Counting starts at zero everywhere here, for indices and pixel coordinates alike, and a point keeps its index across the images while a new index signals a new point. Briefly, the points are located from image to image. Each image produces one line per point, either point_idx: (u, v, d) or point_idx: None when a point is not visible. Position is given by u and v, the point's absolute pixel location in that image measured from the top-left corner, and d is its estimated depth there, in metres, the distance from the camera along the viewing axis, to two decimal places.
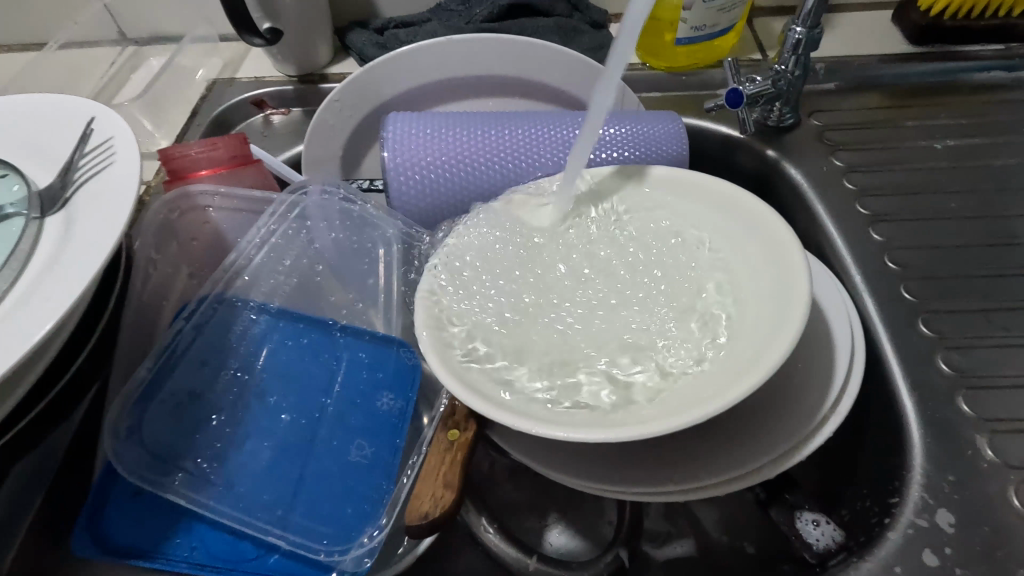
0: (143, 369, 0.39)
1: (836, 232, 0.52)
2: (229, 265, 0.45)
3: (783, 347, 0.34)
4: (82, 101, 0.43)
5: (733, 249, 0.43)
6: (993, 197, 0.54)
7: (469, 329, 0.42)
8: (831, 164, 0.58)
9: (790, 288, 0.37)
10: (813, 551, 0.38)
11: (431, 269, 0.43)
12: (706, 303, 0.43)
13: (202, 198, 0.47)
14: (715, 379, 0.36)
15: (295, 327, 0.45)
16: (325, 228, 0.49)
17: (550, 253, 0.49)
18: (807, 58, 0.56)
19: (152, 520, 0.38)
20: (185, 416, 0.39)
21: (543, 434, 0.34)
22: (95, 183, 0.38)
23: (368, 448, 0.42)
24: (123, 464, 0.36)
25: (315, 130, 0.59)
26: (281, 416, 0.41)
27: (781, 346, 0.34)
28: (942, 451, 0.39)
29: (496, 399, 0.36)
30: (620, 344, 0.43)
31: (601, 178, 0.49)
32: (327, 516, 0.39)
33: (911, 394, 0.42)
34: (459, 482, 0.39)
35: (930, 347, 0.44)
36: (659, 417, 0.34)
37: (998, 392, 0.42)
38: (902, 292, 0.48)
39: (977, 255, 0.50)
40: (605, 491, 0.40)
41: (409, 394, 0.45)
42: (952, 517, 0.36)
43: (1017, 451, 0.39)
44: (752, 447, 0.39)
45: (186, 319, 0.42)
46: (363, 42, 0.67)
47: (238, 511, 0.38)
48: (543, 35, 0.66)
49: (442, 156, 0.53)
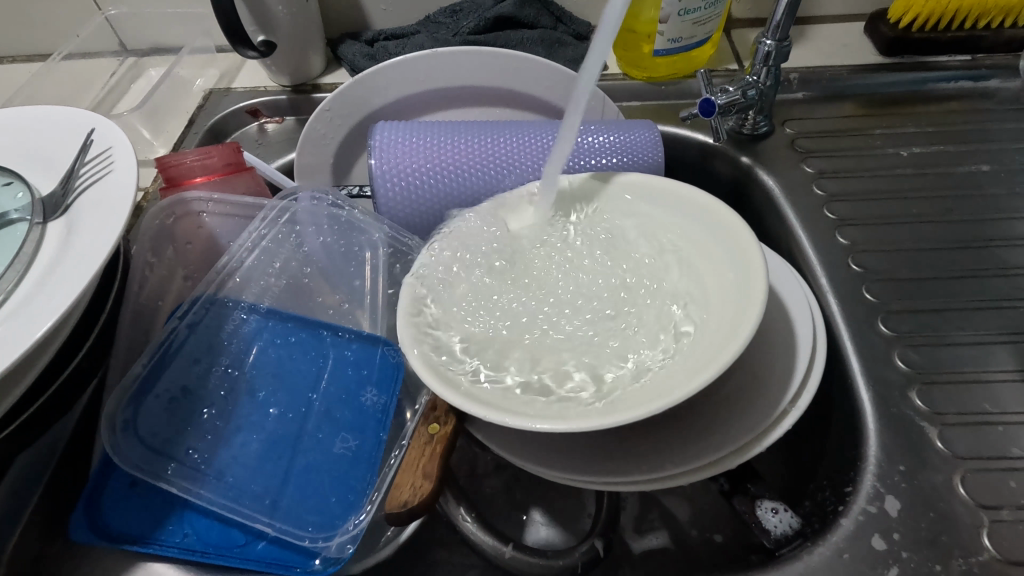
0: (139, 366, 0.41)
1: (804, 236, 0.55)
2: (222, 267, 0.47)
3: (739, 342, 0.36)
4: (84, 112, 0.45)
5: (700, 251, 0.46)
6: (954, 202, 0.56)
7: (449, 328, 0.44)
8: (801, 170, 0.60)
9: (749, 286, 0.39)
10: (772, 538, 0.40)
11: (414, 271, 0.46)
12: (675, 303, 0.45)
13: (196, 204, 0.49)
14: (677, 372, 0.39)
15: (284, 326, 0.47)
16: (314, 232, 0.51)
17: (530, 259, 0.51)
18: (778, 69, 0.59)
19: (145, 508, 0.40)
20: (178, 410, 0.41)
21: (513, 425, 0.36)
22: (95, 190, 0.40)
23: (352, 441, 0.44)
24: (118, 455, 0.38)
25: (307, 138, 0.62)
26: (270, 411, 0.44)
27: (737, 341, 0.36)
28: (895, 442, 0.41)
29: (471, 393, 0.38)
30: (592, 343, 0.45)
31: (578, 184, 0.52)
32: (312, 505, 0.41)
33: (869, 389, 0.44)
34: (438, 473, 0.41)
35: (888, 345, 0.46)
36: (623, 408, 0.36)
37: (950, 387, 0.44)
38: (864, 293, 0.50)
39: (937, 258, 0.52)
40: (577, 481, 0.42)
41: (393, 391, 0.47)
42: (900, 504, 0.38)
43: (965, 442, 0.41)
44: (714, 439, 0.41)
45: (179, 319, 0.44)
46: (354, 54, 0.69)
47: (228, 500, 0.40)
48: (527, 47, 0.68)
49: (427, 164, 0.56)
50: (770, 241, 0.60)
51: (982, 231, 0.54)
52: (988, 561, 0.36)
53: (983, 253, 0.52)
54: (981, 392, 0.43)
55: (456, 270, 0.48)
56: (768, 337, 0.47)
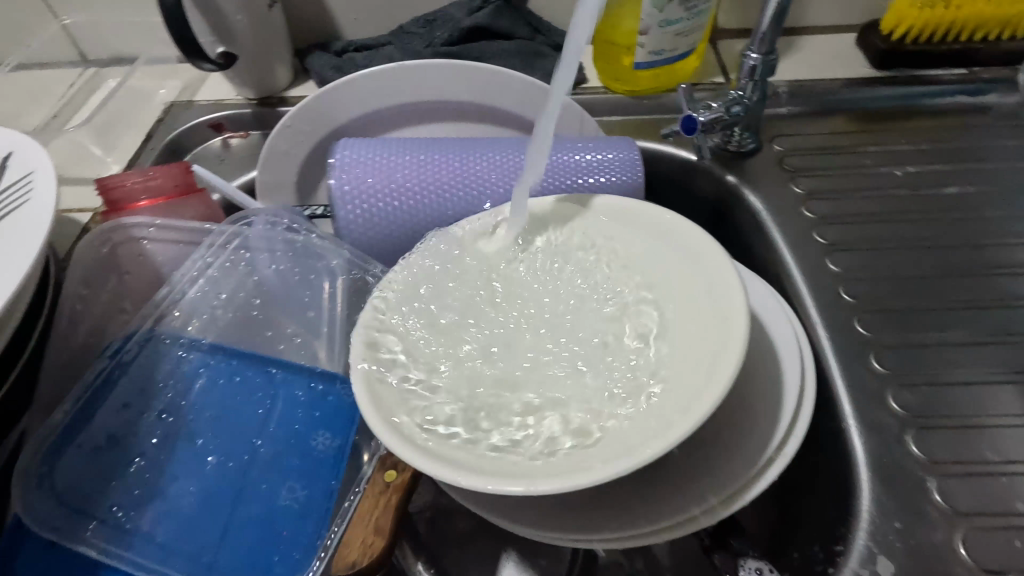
0: (61, 412, 0.38)
1: (792, 262, 0.51)
2: (160, 299, 0.44)
3: (718, 392, 0.33)
4: (5, 132, 0.42)
5: (680, 284, 0.42)
6: (951, 225, 0.53)
7: (408, 368, 0.41)
8: (791, 190, 0.57)
9: (731, 328, 0.36)
10: None
11: (373, 302, 0.42)
12: (653, 340, 0.42)
13: (136, 230, 0.46)
14: (653, 421, 0.35)
15: (230, 362, 0.44)
16: (266, 260, 0.48)
17: (503, 296, 0.47)
18: (764, 84, 0.55)
19: (57, 575, 0.35)
20: (104, 461, 0.37)
21: (468, 486, 0.32)
22: (7, 219, 0.37)
23: (300, 490, 0.40)
24: (29, 516, 0.35)
25: (268, 155, 0.59)
26: (209, 459, 0.40)
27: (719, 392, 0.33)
28: (888, 495, 0.38)
29: (426, 445, 0.35)
30: (566, 382, 0.41)
31: (548, 210, 0.48)
32: (253, 566, 0.37)
33: (861, 434, 0.40)
34: (391, 528, 0.38)
35: (882, 384, 0.43)
36: (590, 466, 0.33)
37: (948, 432, 0.40)
38: (856, 325, 0.47)
39: (933, 286, 0.49)
40: (547, 538, 0.38)
41: (347, 434, 0.43)
42: (893, 566, 0.35)
43: (966, 495, 0.38)
44: (693, 491, 0.38)
45: (110, 357, 0.41)
46: (322, 66, 0.66)
47: (157, 564, 0.35)
48: (503, 59, 0.65)
49: (392, 185, 0.52)
50: (758, 266, 0.56)
51: (981, 257, 0.51)
52: None
53: (982, 281, 0.49)
54: (982, 437, 0.40)
55: (415, 301, 0.45)
56: (754, 375, 0.43)
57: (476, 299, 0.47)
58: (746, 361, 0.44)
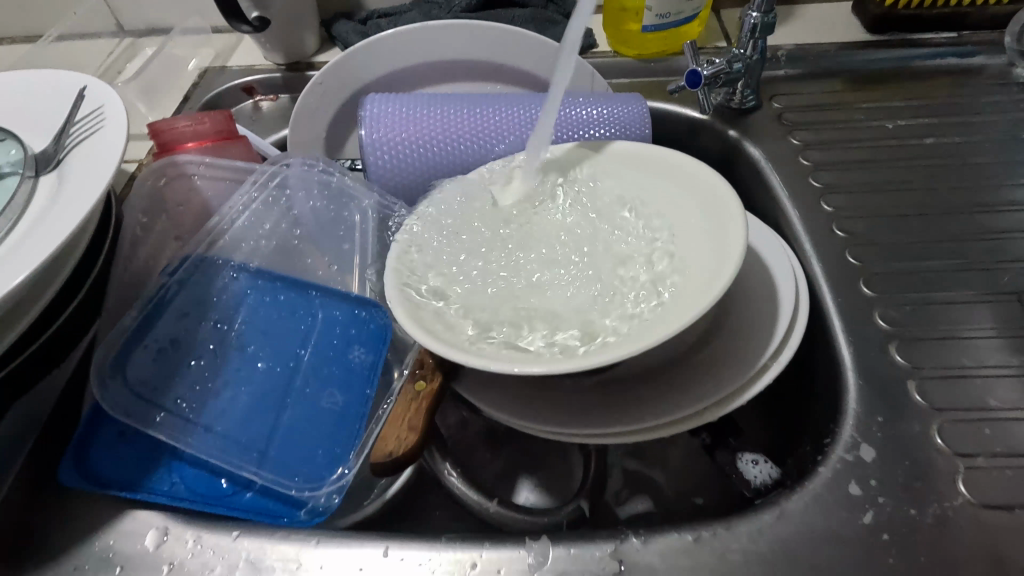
0: (129, 317, 0.42)
1: (789, 204, 0.55)
2: (211, 228, 0.48)
3: (717, 289, 0.37)
4: (76, 74, 0.46)
5: (683, 211, 0.46)
6: (938, 171, 0.57)
7: (436, 286, 0.45)
8: (788, 142, 0.61)
9: (729, 240, 0.40)
10: (751, 487, 0.41)
11: (405, 230, 0.47)
12: (657, 261, 0.46)
13: (189, 166, 0.50)
14: (658, 320, 0.39)
15: (274, 285, 0.48)
16: (304, 197, 0.52)
17: (521, 229, 0.51)
18: (764, 42, 0.59)
19: (131, 457, 0.41)
20: (168, 362, 0.42)
21: (494, 369, 0.36)
22: (86, 144, 0.41)
23: (339, 396, 0.45)
24: (108, 401, 0.39)
25: (300, 112, 0.63)
26: (258, 365, 0.44)
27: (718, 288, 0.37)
28: (873, 394, 0.42)
29: (454, 342, 0.39)
30: (579, 299, 0.46)
31: (563, 153, 0.53)
32: (300, 457, 0.42)
33: (849, 346, 0.44)
34: (423, 426, 0.42)
35: (869, 305, 0.47)
36: (602, 354, 0.37)
37: (928, 344, 0.44)
38: (847, 257, 0.50)
39: (919, 223, 0.53)
40: (560, 434, 0.42)
41: (380, 350, 0.48)
42: (874, 452, 0.39)
43: (943, 395, 0.42)
44: (695, 392, 0.42)
45: (169, 275, 0.45)
46: (348, 32, 0.70)
47: (217, 449, 0.40)
48: (517, 25, 0.69)
49: (417, 134, 0.56)
50: (758, 212, 0.60)
51: (965, 198, 0.54)
52: (961, 505, 0.37)
53: (965, 219, 0.53)
54: (959, 347, 0.44)
55: (440, 232, 0.49)
56: (749, 297, 0.48)
57: (495, 232, 0.51)
58: (741, 287, 0.49)
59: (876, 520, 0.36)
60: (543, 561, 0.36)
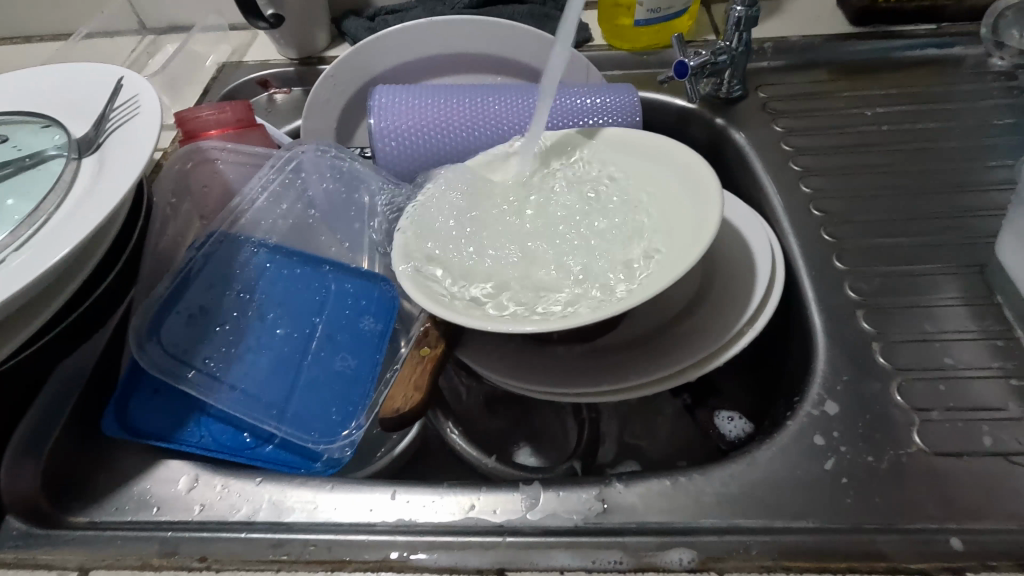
0: (162, 287, 0.47)
1: (771, 187, 0.59)
2: (234, 208, 0.53)
3: (693, 256, 0.41)
4: (112, 67, 0.51)
5: (667, 190, 0.50)
6: (913, 155, 0.60)
7: (438, 259, 0.49)
8: (772, 129, 0.64)
9: (707, 212, 0.44)
10: (726, 440, 0.45)
11: (411, 209, 0.52)
12: (643, 233, 0.50)
13: (212, 152, 0.54)
14: (642, 286, 0.43)
15: (290, 260, 0.52)
16: (317, 179, 0.56)
17: (519, 207, 0.55)
18: (748, 34, 0.63)
19: (165, 413, 0.45)
20: (198, 327, 0.46)
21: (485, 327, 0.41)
22: (125, 130, 0.46)
23: (351, 360, 0.49)
24: (146, 359, 0.43)
25: (313, 102, 0.67)
26: (278, 331, 0.49)
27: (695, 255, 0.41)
28: (841, 357, 0.45)
29: (454, 306, 0.44)
30: (571, 268, 0.49)
31: (558, 141, 0.57)
32: (315, 414, 0.46)
33: (820, 315, 0.48)
34: (427, 386, 0.46)
35: (840, 277, 0.50)
36: (585, 316, 0.41)
37: (894, 312, 0.48)
38: (823, 234, 0.54)
39: (892, 203, 0.56)
40: (552, 394, 0.47)
41: (388, 321, 0.52)
42: (838, 407, 0.43)
43: (905, 356, 0.45)
44: (676, 354, 0.46)
45: (197, 249, 0.49)
46: (357, 28, 0.75)
47: (241, 404, 0.44)
48: (517, 20, 0.73)
49: (421, 122, 0.60)
50: (743, 196, 0.63)
51: (936, 180, 0.58)
52: (915, 452, 0.40)
53: (936, 199, 0.56)
54: (923, 315, 0.48)
55: (442, 209, 0.53)
56: (730, 271, 0.51)
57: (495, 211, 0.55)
58: (722, 261, 0.52)
59: (837, 466, 0.40)
60: (535, 502, 0.40)
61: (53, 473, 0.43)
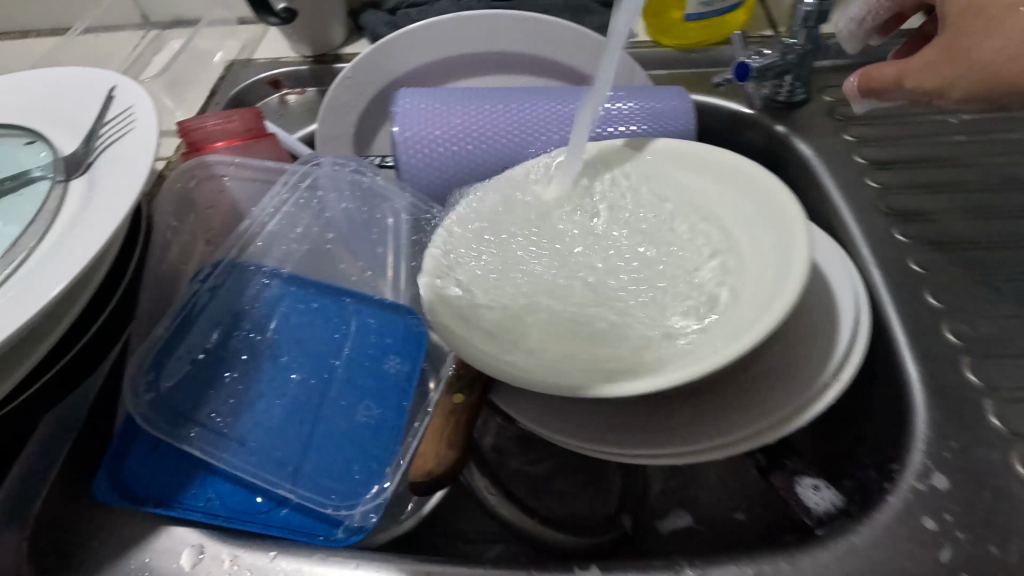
0: (160, 327, 0.41)
1: (845, 207, 0.52)
2: (242, 232, 0.47)
3: (779, 307, 0.34)
4: (105, 72, 0.45)
5: (737, 217, 0.44)
6: (1008, 171, 0.53)
7: (473, 293, 0.43)
8: (843, 139, 0.57)
9: (792, 247, 0.37)
10: (812, 516, 0.39)
11: (442, 234, 0.45)
12: (710, 268, 0.43)
13: (218, 167, 0.48)
14: (717, 338, 0.37)
15: (306, 291, 0.46)
16: (335, 198, 0.50)
17: (562, 232, 0.49)
18: (817, 31, 0.55)
19: (166, 472, 0.40)
20: (202, 372, 0.41)
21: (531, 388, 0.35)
22: (118, 147, 0.40)
23: (375, 409, 0.43)
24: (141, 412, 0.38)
25: (329, 107, 0.61)
26: (292, 376, 0.43)
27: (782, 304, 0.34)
28: (946, 418, 0.39)
29: (491, 355, 0.37)
30: (626, 306, 0.43)
31: (604, 153, 0.50)
32: (334, 474, 0.40)
33: (917, 364, 0.42)
34: (462, 443, 0.40)
35: (937, 317, 0.44)
36: (651, 374, 0.35)
37: (1002, 362, 0.41)
38: (910, 264, 0.47)
39: (988, 228, 0.49)
40: (607, 453, 0.40)
41: (416, 360, 0.46)
42: (948, 481, 0.36)
43: (1021, 418, 0.39)
44: (753, 410, 0.39)
45: (200, 282, 0.44)
46: (376, 23, 0.68)
47: (251, 464, 0.39)
48: (552, 15, 0.66)
49: (451, 131, 0.54)
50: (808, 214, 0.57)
51: None
52: None
53: None
54: None
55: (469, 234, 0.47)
56: (805, 308, 0.45)
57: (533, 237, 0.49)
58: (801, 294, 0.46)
59: (954, 557, 0.34)
60: None
61: (40, 545, 0.37)
